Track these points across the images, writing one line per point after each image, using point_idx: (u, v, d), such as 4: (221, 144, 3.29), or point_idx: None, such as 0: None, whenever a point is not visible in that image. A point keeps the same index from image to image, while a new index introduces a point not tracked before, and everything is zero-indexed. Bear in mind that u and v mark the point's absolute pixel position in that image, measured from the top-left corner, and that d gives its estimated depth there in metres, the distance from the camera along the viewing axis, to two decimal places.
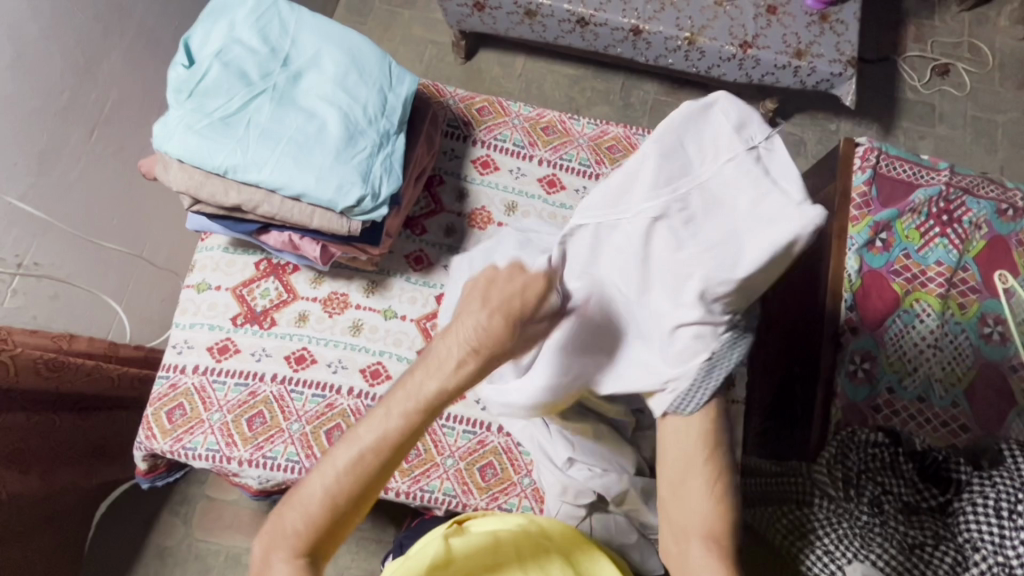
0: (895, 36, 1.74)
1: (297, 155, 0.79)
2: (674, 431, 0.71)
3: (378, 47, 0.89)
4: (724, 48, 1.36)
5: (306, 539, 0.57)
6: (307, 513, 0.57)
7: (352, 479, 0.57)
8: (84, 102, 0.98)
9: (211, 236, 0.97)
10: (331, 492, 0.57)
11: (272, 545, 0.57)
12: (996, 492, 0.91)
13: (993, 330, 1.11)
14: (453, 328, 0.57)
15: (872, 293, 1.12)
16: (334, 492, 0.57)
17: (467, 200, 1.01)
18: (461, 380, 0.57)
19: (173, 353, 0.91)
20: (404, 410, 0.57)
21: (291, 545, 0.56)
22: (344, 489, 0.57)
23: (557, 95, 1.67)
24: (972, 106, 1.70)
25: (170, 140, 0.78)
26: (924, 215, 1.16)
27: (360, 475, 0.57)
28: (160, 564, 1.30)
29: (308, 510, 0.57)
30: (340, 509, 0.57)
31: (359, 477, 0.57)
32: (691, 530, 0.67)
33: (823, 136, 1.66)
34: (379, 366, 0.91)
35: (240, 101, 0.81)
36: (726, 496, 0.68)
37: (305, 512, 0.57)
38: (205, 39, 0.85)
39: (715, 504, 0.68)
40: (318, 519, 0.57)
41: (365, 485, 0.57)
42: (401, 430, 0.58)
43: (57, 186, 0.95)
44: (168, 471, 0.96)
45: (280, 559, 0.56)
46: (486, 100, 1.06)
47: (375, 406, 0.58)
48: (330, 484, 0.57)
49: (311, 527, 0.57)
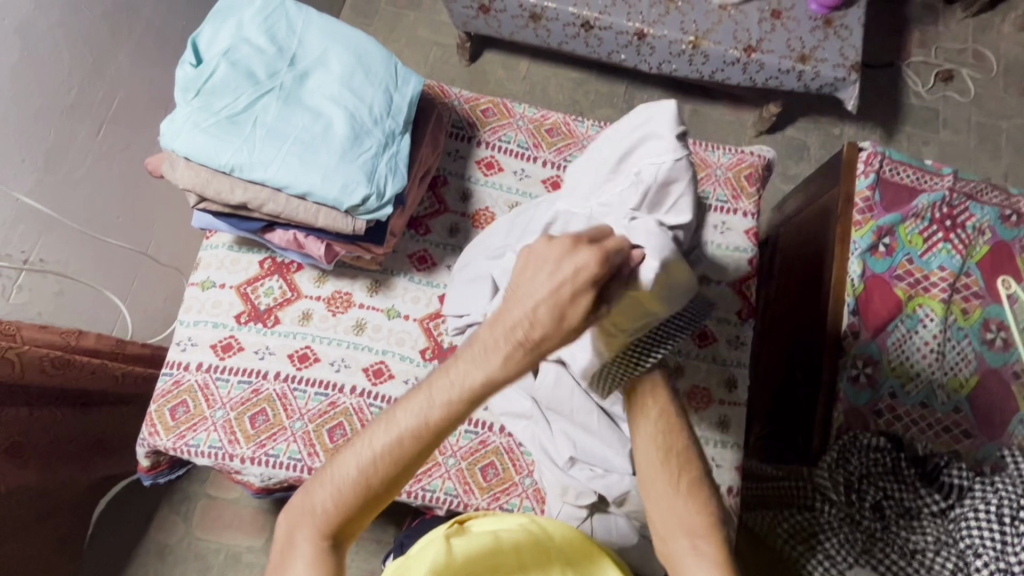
0: (899, 41, 1.74)
1: (303, 154, 0.79)
2: (649, 437, 0.70)
3: (385, 47, 0.89)
4: (728, 52, 1.36)
5: (333, 517, 0.58)
6: (337, 492, 0.57)
7: (386, 462, 0.57)
8: (91, 100, 0.98)
9: (216, 234, 0.98)
10: (364, 472, 0.57)
11: (298, 521, 0.58)
12: (998, 498, 0.93)
13: (996, 336, 1.11)
14: (502, 316, 0.53)
15: (874, 298, 1.12)
16: (367, 473, 0.57)
17: (471, 201, 1.01)
18: (507, 374, 0.54)
19: (177, 350, 0.91)
20: (445, 398, 0.55)
21: (318, 521, 0.58)
22: (376, 475, 0.57)
23: (561, 97, 1.68)
24: (976, 112, 1.70)
25: (177, 139, 0.79)
26: (927, 220, 1.16)
27: (393, 459, 0.57)
28: (161, 562, 1.30)
29: (338, 490, 0.57)
30: (371, 491, 0.58)
31: (393, 461, 0.57)
32: (674, 530, 0.66)
33: (826, 141, 1.66)
34: (382, 365, 0.91)
35: (247, 100, 0.81)
36: (707, 500, 0.67)
37: (338, 492, 0.57)
38: (212, 38, 0.85)
39: (697, 501, 0.66)
40: (347, 498, 0.58)
41: (397, 472, 0.57)
42: (440, 417, 0.56)
43: (64, 184, 0.95)
44: (170, 468, 0.97)
45: (305, 536, 0.58)
46: (490, 102, 1.07)
47: (416, 390, 0.57)
48: (364, 464, 0.57)
49: (338, 508, 0.58)
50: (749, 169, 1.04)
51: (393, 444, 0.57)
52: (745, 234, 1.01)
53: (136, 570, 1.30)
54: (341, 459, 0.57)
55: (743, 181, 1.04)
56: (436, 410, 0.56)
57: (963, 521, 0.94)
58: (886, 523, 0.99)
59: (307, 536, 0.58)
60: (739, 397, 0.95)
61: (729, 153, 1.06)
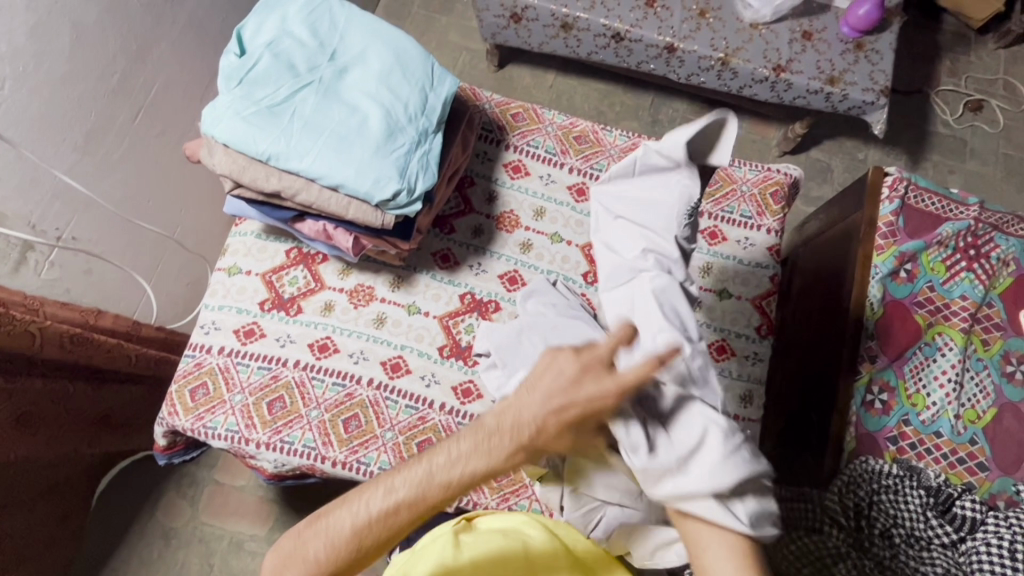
0: (929, 69, 1.73)
1: (338, 146, 0.81)
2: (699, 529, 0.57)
3: (422, 47, 0.91)
4: (757, 70, 1.36)
5: (319, 568, 0.58)
6: (329, 545, 0.58)
7: (376, 524, 0.57)
8: (134, 84, 1.01)
9: (246, 221, 1.00)
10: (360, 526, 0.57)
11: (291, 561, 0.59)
12: (1011, 532, 0.92)
13: (1016, 369, 1.09)
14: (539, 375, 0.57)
15: (893, 324, 1.11)
16: (362, 530, 0.57)
17: (496, 203, 1.02)
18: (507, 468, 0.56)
19: (200, 333, 0.93)
20: (466, 460, 0.56)
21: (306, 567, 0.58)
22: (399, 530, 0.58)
23: (586, 107, 1.69)
24: (1004, 143, 1.69)
25: (218, 126, 0.80)
26: (950, 249, 1.15)
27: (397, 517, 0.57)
28: (164, 545, 1.31)
29: (330, 544, 0.58)
30: (366, 541, 0.58)
31: (386, 526, 0.57)
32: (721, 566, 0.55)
33: (850, 164, 1.65)
34: (400, 359, 0.92)
35: (288, 91, 0.83)
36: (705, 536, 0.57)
37: (329, 541, 0.58)
38: (257, 30, 0.87)
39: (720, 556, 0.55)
40: (340, 545, 0.58)
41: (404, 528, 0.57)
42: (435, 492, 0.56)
43: (103, 164, 0.98)
44: (185, 449, 0.98)
45: None
46: (521, 107, 1.08)
47: (412, 458, 0.58)
48: (357, 520, 0.57)
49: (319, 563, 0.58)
50: (775, 186, 1.04)
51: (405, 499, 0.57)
52: (768, 250, 1.01)
53: (140, 550, 1.31)
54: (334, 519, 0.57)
55: (769, 199, 1.04)
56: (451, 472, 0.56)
57: (974, 554, 0.93)
58: (894, 550, 0.97)
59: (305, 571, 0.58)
60: (754, 413, 0.94)
61: (756, 169, 1.06)
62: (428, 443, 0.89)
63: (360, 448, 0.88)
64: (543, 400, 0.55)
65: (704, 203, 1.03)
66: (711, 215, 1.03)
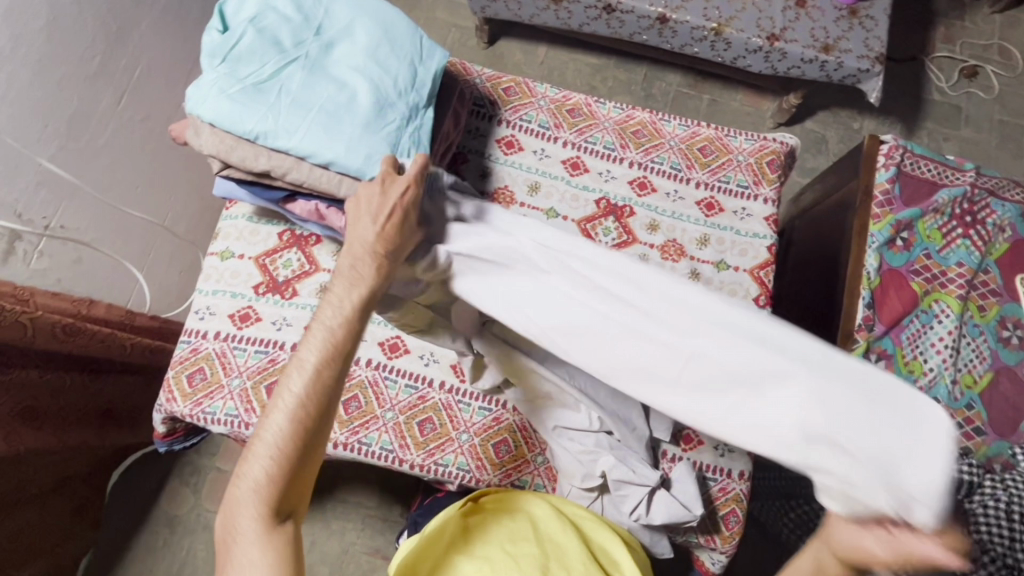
0: (924, 36, 1.71)
1: (327, 123, 0.79)
2: None
3: (410, 21, 0.89)
4: (751, 40, 1.34)
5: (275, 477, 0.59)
6: (274, 456, 0.60)
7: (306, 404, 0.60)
8: (115, 68, 1.00)
9: (237, 205, 0.99)
10: (298, 419, 0.60)
11: (241, 493, 0.60)
12: (1008, 494, 0.90)
13: (1012, 335, 1.09)
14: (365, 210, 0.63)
15: (890, 292, 1.10)
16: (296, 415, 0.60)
17: (490, 179, 1.00)
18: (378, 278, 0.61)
19: (194, 319, 0.92)
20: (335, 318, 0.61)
21: (267, 491, 0.59)
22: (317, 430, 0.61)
23: (578, 83, 1.66)
24: (999, 110, 1.67)
25: (203, 105, 0.79)
26: (947, 216, 1.14)
27: (317, 398, 0.61)
28: (170, 532, 1.32)
29: (271, 458, 0.60)
30: (304, 433, 0.60)
31: (314, 398, 0.60)
32: None
33: (845, 134, 1.64)
34: (398, 340, 0.93)
35: (273, 67, 0.81)
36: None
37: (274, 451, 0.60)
38: (239, 6, 0.85)
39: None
40: (282, 452, 0.60)
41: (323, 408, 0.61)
42: (333, 336, 0.61)
43: (86, 151, 0.96)
44: (186, 435, 0.98)
45: (250, 506, 0.59)
46: (512, 80, 1.06)
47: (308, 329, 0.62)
48: (286, 413, 0.60)
49: (273, 476, 0.59)
50: (771, 155, 1.04)
51: (311, 382, 0.61)
52: (765, 221, 1.01)
53: (146, 539, 1.31)
54: (266, 424, 0.60)
55: (764, 168, 1.03)
56: (325, 339, 0.61)
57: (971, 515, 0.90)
58: None
59: (254, 496, 0.59)
60: None
61: (751, 139, 1.05)
62: (428, 422, 0.90)
63: (361, 429, 0.89)
64: (376, 217, 0.62)
65: (700, 173, 1.02)
66: (707, 186, 1.02)
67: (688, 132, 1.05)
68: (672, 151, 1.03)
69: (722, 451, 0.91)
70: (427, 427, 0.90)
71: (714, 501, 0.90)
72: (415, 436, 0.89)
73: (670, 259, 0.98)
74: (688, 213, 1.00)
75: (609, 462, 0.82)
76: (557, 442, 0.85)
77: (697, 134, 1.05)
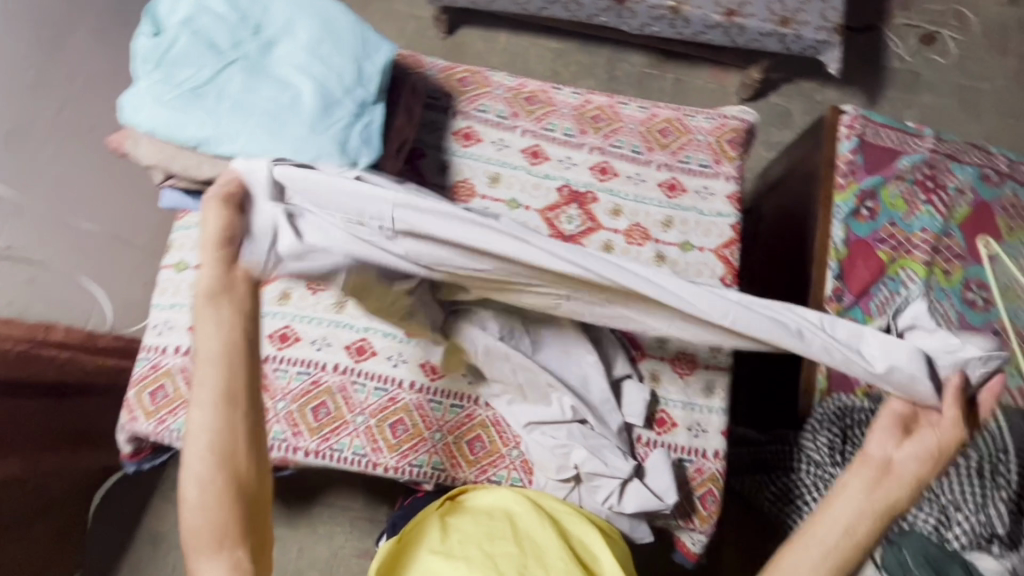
0: (882, 3, 1.72)
1: (271, 126, 0.77)
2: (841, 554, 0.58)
3: (353, 14, 0.87)
4: (709, 16, 1.33)
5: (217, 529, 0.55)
6: (202, 514, 0.55)
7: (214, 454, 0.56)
8: (53, 78, 0.96)
9: (188, 214, 0.96)
10: (208, 473, 0.56)
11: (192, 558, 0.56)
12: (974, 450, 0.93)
13: (977, 296, 1.10)
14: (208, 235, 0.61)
15: (857, 262, 1.11)
16: (208, 465, 0.56)
17: (449, 173, 0.99)
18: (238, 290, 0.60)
19: (152, 334, 0.90)
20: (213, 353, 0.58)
21: (201, 549, 0.55)
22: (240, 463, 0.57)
23: (541, 68, 1.64)
24: (958, 74, 1.69)
25: (140, 113, 0.76)
26: (909, 182, 1.16)
27: (223, 437, 0.57)
28: (153, 550, 1.30)
29: (202, 515, 0.55)
30: (223, 478, 0.56)
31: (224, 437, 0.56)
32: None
33: (808, 106, 1.65)
34: (365, 342, 0.92)
35: (212, 70, 0.78)
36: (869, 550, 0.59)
37: (202, 516, 0.55)
38: (173, 6, 0.82)
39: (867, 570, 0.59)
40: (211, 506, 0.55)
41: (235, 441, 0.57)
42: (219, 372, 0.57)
43: (29, 167, 0.92)
44: (155, 453, 0.95)
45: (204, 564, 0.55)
46: (467, 70, 1.05)
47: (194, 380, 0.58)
48: (200, 466, 0.56)
49: (206, 528, 0.55)
50: (731, 133, 1.04)
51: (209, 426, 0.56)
52: (728, 199, 1.01)
53: (129, 559, 1.29)
54: (183, 499, 0.56)
55: (724, 146, 1.03)
56: (213, 379, 0.57)
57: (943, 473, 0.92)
58: None
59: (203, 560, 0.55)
60: (723, 360, 0.95)
61: (710, 117, 1.05)
62: (401, 423, 0.89)
63: (332, 435, 0.88)
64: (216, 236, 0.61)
65: (662, 154, 1.02)
66: (669, 167, 1.01)
67: (647, 114, 1.05)
68: (632, 134, 1.02)
69: (696, 430, 0.92)
70: (400, 429, 0.89)
71: (691, 482, 0.90)
72: (388, 438, 0.88)
73: (636, 243, 0.97)
74: (652, 195, 0.99)
75: (580, 454, 0.84)
76: (532, 437, 0.87)
77: (656, 115, 1.05)
